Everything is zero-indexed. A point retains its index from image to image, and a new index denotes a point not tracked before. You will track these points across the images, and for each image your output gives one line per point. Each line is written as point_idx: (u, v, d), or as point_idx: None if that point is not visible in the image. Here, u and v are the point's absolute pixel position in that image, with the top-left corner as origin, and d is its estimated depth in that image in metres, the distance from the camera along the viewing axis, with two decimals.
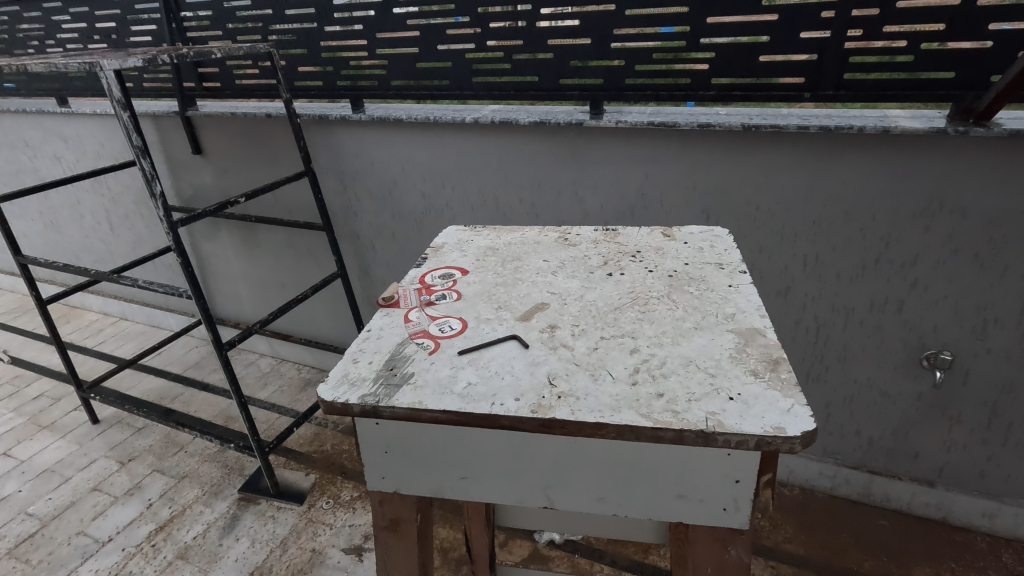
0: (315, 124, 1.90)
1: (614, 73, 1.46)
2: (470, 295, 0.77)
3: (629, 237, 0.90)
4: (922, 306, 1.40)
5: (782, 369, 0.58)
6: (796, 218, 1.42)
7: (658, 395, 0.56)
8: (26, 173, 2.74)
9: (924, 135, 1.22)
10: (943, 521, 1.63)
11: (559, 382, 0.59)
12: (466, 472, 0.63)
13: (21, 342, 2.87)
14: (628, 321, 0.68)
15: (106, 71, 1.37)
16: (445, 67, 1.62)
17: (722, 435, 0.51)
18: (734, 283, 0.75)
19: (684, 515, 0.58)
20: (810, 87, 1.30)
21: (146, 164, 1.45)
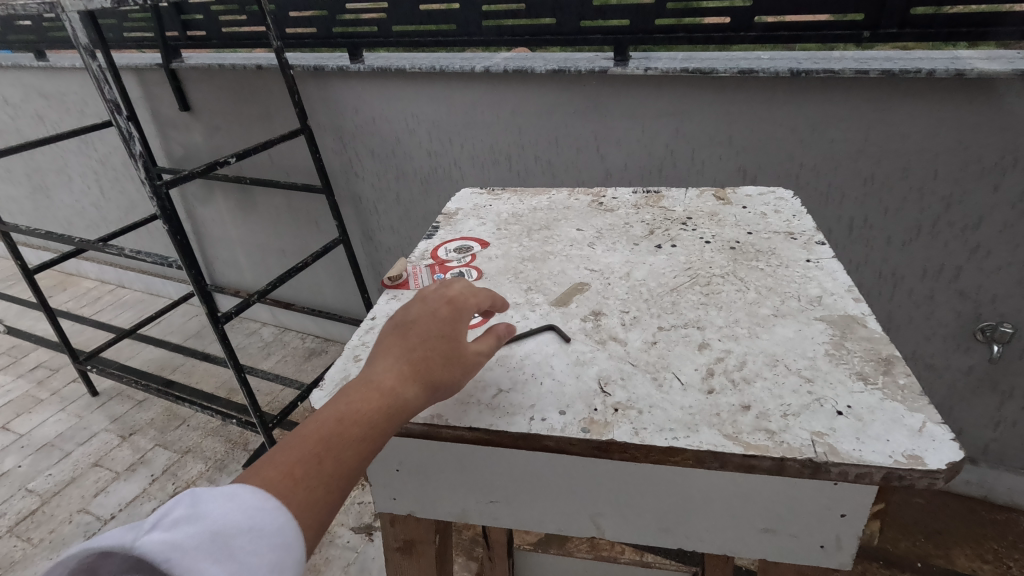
0: (310, 76, 1.74)
1: (642, 13, 1.29)
2: (492, 273, 0.66)
3: (675, 201, 0.77)
4: (983, 274, 1.26)
5: (899, 373, 0.48)
6: (845, 177, 1.27)
7: (743, 407, 0.46)
8: (8, 134, 2.59)
9: (1004, 79, 1.06)
10: (984, 499, 1.54)
11: (614, 390, 0.49)
12: (495, 496, 0.53)
13: (17, 310, 2.79)
14: (690, 306, 0.57)
15: (70, 12, 1.20)
16: (451, 10, 1.45)
17: (836, 466, 0.41)
18: (813, 257, 0.62)
19: (769, 550, 0.48)
20: (870, 25, 1.14)
21: (122, 121, 1.30)
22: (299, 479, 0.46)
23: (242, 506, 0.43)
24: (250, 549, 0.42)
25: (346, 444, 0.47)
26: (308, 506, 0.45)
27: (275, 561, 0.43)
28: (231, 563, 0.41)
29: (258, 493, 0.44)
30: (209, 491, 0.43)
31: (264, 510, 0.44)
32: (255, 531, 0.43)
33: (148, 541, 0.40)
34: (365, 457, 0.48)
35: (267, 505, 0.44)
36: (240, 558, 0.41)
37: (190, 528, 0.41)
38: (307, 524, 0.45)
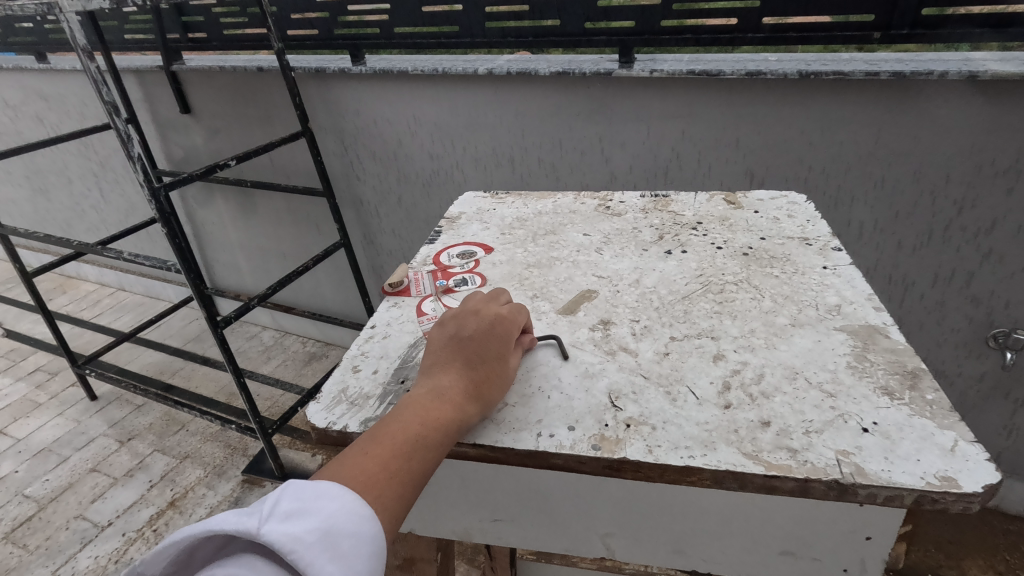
0: (312, 78, 1.72)
1: (649, 14, 1.27)
2: (497, 279, 0.64)
3: (684, 205, 0.75)
4: (996, 279, 1.24)
5: (926, 387, 0.46)
6: (855, 180, 1.25)
7: (763, 423, 0.44)
8: (8, 136, 2.58)
9: (1019, 81, 1.03)
10: (997, 509, 1.51)
11: (625, 405, 0.47)
12: (501, 515, 0.52)
13: (16, 313, 2.77)
14: (703, 314, 0.55)
15: (68, 12, 1.19)
16: (454, 11, 1.43)
17: (864, 488, 0.40)
18: (830, 264, 0.60)
19: (788, 571, 0.48)
20: (881, 25, 1.12)
21: (121, 124, 1.28)
22: (390, 486, 0.44)
23: (346, 508, 0.41)
24: (358, 550, 0.40)
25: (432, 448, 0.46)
26: (398, 513, 0.44)
27: (381, 564, 0.41)
28: (344, 562, 0.39)
29: (356, 498, 0.42)
30: (317, 487, 0.41)
31: (362, 520, 0.41)
32: (360, 532, 0.41)
33: (264, 534, 0.38)
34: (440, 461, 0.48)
35: (366, 516, 0.41)
36: (351, 559, 0.39)
37: (302, 524, 0.39)
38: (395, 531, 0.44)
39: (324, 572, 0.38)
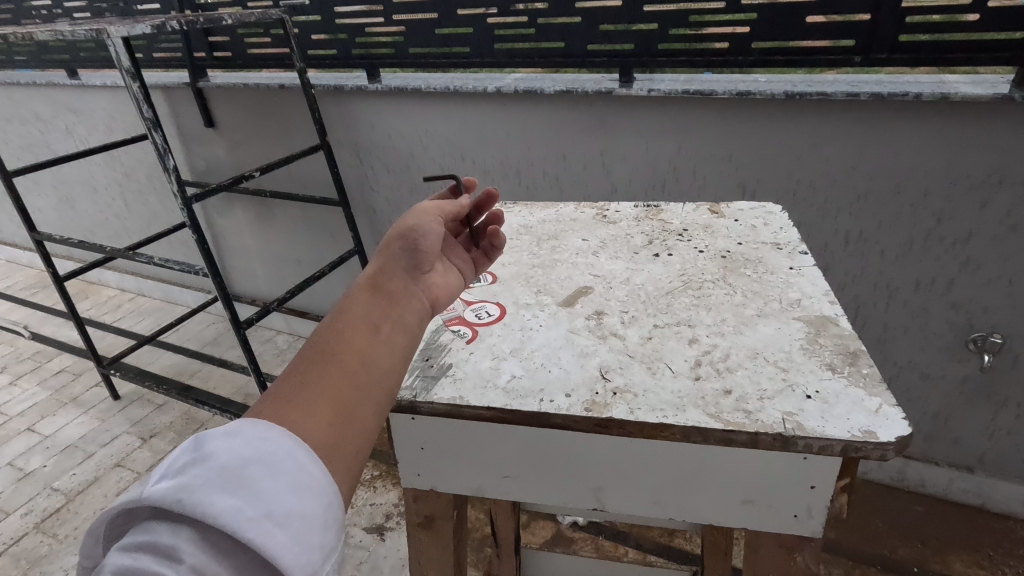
0: (330, 94, 1.83)
1: (646, 37, 1.37)
2: (506, 277, 0.73)
3: (673, 214, 0.83)
4: (974, 286, 1.32)
5: (862, 363, 0.54)
6: (839, 192, 1.34)
7: (725, 391, 0.52)
8: (38, 148, 2.71)
9: (987, 102, 1.12)
10: (984, 508, 1.57)
11: (614, 376, 0.55)
12: (510, 472, 0.58)
13: (41, 317, 2.88)
14: (683, 307, 0.64)
15: (114, 38, 1.32)
16: (465, 33, 1.54)
17: (802, 439, 0.47)
18: (796, 265, 0.69)
19: (748, 521, 0.53)
20: (861, 50, 1.21)
21: (158, 137, 1.41)
22: (308, 398, 0.49)
23: (244, 441, 0.45)
24: (262, 475, 0.44)
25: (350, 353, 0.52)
26: (327, 421, 0.48)
27: (304, 478, 0.45)
28: (250, 491, 0.43)
29: (259, 427, 0.46)
30: (215, 434, 0.46)
31: (269, 437, 0.46)
32: (270, 452, 0.45)
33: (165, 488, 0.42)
34: (377, 367, 0.53)
35: (277, 428, 0.47)
36: (258, 487, 0.43)
37: (196, 472, 0.43)
38: (331, 438, 0.48)
39: (225, 503, 0.41)
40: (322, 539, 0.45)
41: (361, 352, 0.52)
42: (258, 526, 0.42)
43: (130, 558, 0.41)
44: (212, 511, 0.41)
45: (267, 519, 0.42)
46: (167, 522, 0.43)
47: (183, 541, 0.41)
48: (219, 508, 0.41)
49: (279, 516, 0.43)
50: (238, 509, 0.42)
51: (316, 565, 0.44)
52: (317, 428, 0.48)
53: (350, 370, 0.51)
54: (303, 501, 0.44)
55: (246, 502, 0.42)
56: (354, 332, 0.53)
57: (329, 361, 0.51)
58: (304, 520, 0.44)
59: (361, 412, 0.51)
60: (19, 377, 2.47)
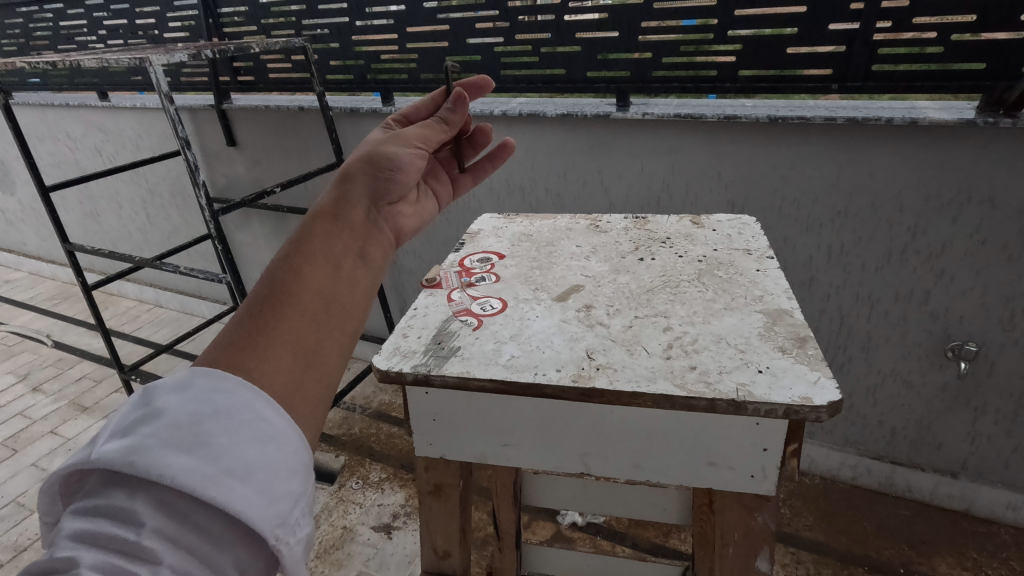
0: (347, 116, 1.96)
1: (641, 65, 1.49)
2: (508, 277, 0.82)
3: (658, 225, 0.93)
4: (949, 296, 1.40)
5: (809, 346, 0.62)
6: (821, 208, 1.43)
7: (691, 367, 0.61)
8: (67, 165, 2.85)
9: (952, 126, 1.22)
10: (967, 513, 1.64)
11: (598, 356, 0.64)
12: (509, 440, 0.68)
13: (63, 326, 3.00)
14: (661, 301, 0.73)
15: (155, 65, 1.46)
16: (474, 61, 1.66)
17: (752, 403, 0.56)
18: (762, 267, 0.78)
19: (714, 481, 0.63)
20: (838, 78, 1.32)
21: (191, 155, 1.55)
22: (266, 344, 0.49)
23: (198, 398, 0.45)
24: (220, 430, 0.44)
25: (308, 292, 0.52)
26: (286, 365, 0.49)
27: (263, 429, 0.46)
28: (205, 448, 0.43)
29: (214, 381, 0.46)
30: (166, 394, 0.45)
31: (226, 389, 0.46)
32: (227, 407, 0.45)
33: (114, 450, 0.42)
34: (337, 305, 0.53)
35: (234, 378, 0.47)
36: (214, 442, 0.43)
37: (150, 431, 0.43)
38: (291, 382, 0.49)
39: (180, 462, 0.41)
40: (288, 487, 0.46)
41: (320, 291, 0.53)
42: (218, 483, 0.42)
43: (89, 522, 0.41)
44: (168, 471, 0.41)
45: (226, 475, 0.43)
46: (124, 483, 0.42)
47: (141, 502, 0.41)
48: (173, 467, 0.41)
49: (239, 469, 0.43)
50: (193, 467, 0.41)
51: (284, 513, 0.45)
52: (275, 374, 0.49)
53: (309, 311, 0.52)
54: (264, 453, 0.45)
55: (202, 459, 0.42)
56: (313, 270, 0.53)
57: (286, 303, 0.51)
58: (266, 473, 0.45)
59: (323, 353, 0.52)
60: (41, 383, 2.57)
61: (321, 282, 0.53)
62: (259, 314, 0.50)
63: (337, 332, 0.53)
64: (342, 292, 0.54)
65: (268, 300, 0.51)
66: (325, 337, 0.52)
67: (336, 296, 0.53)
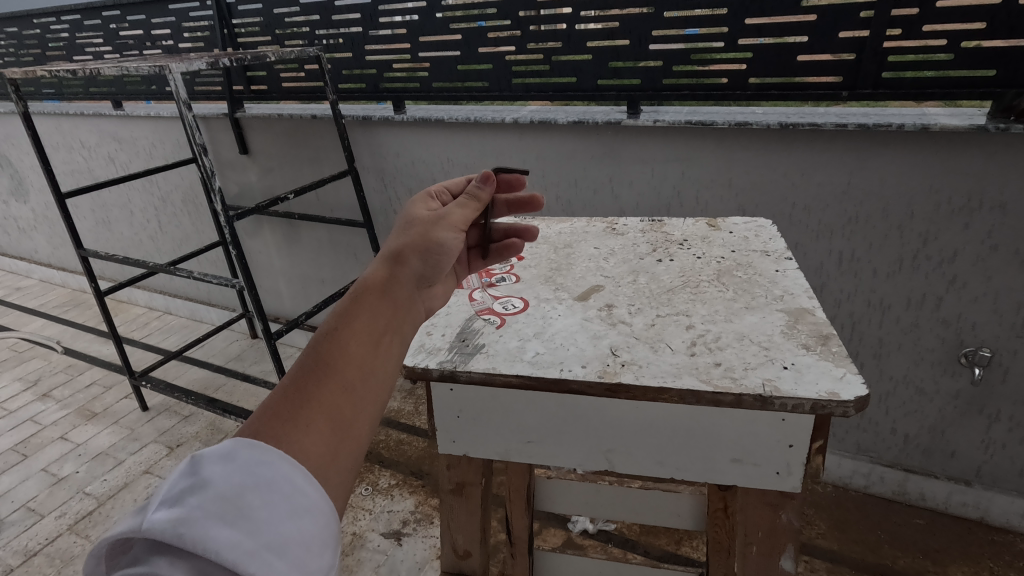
0: (359, 124, 1.98)
1: (651, 74, 1.50)
2: (528, 277, 0.84)
3: (674, 228, 0.94)
4: (961, 302, 1.40)
5: (833, 343, 0.63)
6: (832, 215, 1.44)
7: (716, 363, 0.62)
8: (80, 173, 2.88)
9: (963, 132, 1.23)
10: (982, 521, 1.63)
11: (622, 352, 0.65)
12: (533, 436, 0.69)
13: (73, 333, 3.01)
14: (682, 301, 0.74)
15: (174, 73, 1.48)
16: (485, 69, 1.68)
17: (779, 399, 0.57)
18: (780, 268, 0.79)
19: (739, 478, 0.63)
20: (848, 86, 1.33)
21: (207, 161, 1.57)
22: (303, 413, 0.47)
23: (237, 468, 0.43)
24: (260, 502, 0.43)
25: (347, 364, 0.50)
26: (322, 436, 0.47)
27: (300, 503, 0.44)
28: (246, 521, 0.42)
29: (254, 449, 0.44)
30: (209, 454, 0.44)
31: (268, 460, 0.44)
32: (266, 480, 0.43)
33: (155, 519, 0.40)
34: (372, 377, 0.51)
35: (275, 450, 0.45)
36: (255, 516, 0.42)
37: (193, 501, 0.41)
38: (327, 454, 0.47)
39: (222, 536, 0.40)
40: (322, 561, 0.45)
41: (358, 363, 0.51)
42: (258, 559, 0.41)
43: None
44: (212, 545, 0.39)
45: (266, 549, 0.41)
46: (164, 551, 0.40)
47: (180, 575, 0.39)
48: (216, 541, 0.40)
49: (275, 545, 0.42)
50: (235, 542, 0.40)
51: None
52: (311, 444, 0.46)
53: (346, 382, 0.49)
54: (302, 527, 0.44)
55: (243, 534, 0.41)
56: (352, 343, 0.51)
57: (326, 373, 0.49)
58: (303, 547, 0.43)
59: (359, 425, 0.49)
60: (51, 389, 2.58)
61: (359, 354, 0.51)
62: (298, 383, 0.48)
63: (371, 403, 0.51)
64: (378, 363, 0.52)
65: (307, 368, 0.49)
66: (361, 410, 0.50)
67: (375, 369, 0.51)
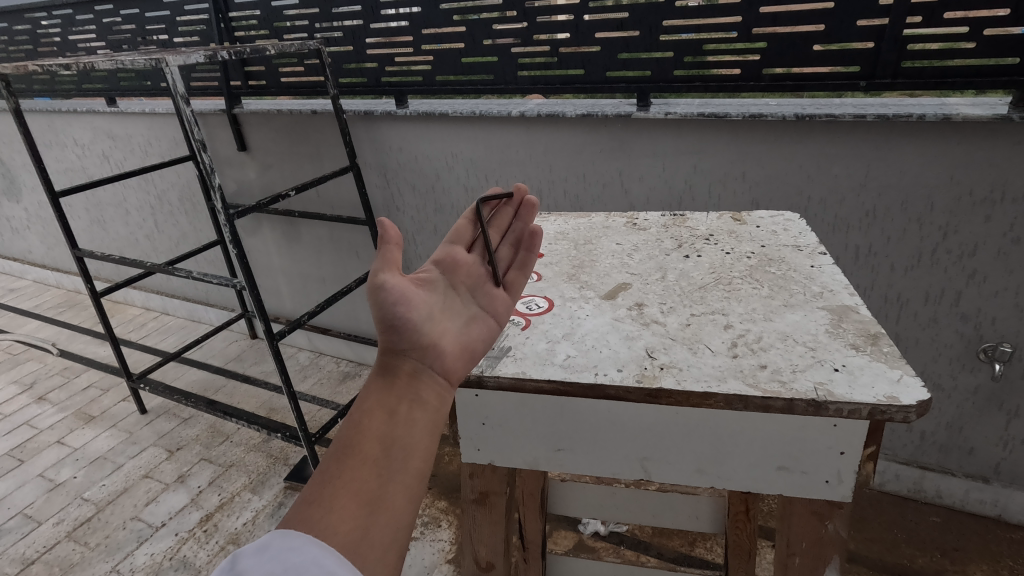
0: (360, 120, 1.94)
1: (662, 65, 1.47)
2: (550, 276, 0.84)
3: (698, 222, 0.96)
4: (981, 296, 1.37)
5: (883, 343, 0.63)
6: (850, 209, 1.40)
7: (761, 365, 0.62)
8: (74, 172, 2.83)
9: (986, 122, 1.20)
10: (999, 518, 1.61)
11: (659, 355, 0.65)
12: (564, 444, 0.69)
13: (68, 335, 2.96)
14: (716, 299, 0.75)
15: (171, 66, 1.44)
16: (490, 62, 1.64)
17: (834, 404, 0.56)
18: (816, 264, 0.81)
19: (785, 486, 0.63)
20: (866, 75, 1.30)
21: (206, 158, 1.53)
22: (328, 494, 0.46)
23: (272, 556, 0.43)
24: None
25: (367, 439, 0.49)
26: (351, 513, 0.45)
27: None
28: None
29: (284, 539, 0.44)
30: (247, 549, 0.44)
31: (296, 546, 0.43)
32: (296, 564, 0.42)
33: None
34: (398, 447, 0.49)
35: (304, 535, 0.44)
36: None
37: None
38: (358, 529, 0.45)
39: None
40: None
41: (378, 437, 0.49)
42: None
43: None
44: None
45: None
46: None
47: None
48: None
49: None
50: None
51: None
52: (339, 523, 0.45)
53: (369, 457, 0.48)
54: None
55: None
56: (368, 419, 0.50)
57: (346, 454, 0.48)
58: None
59: (391, 499, 0.47)
60: (47, 393, 2.53)
61: (378, 427, 0.50)
62: (321, 469, 0.48)
63: (402, 476, 0.48)
64: (401, 433, 0.50)
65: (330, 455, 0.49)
66: (389, 481, 0.47)
67: (396, 439, 0.49)
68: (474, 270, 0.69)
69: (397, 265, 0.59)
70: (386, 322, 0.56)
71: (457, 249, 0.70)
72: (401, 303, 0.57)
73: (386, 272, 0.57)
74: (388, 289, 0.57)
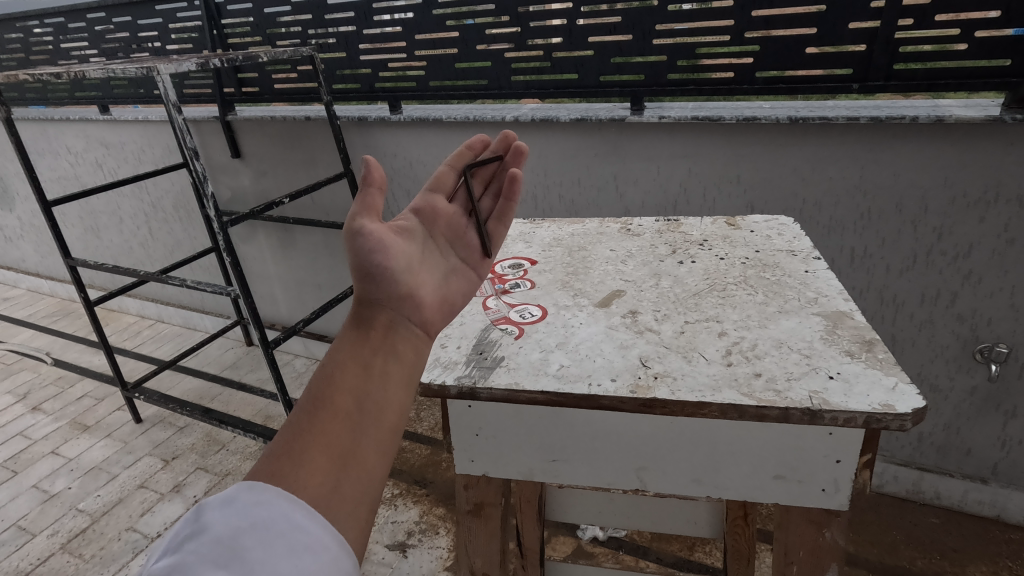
0: (354, 125, 1.93)
1: (656, 69, 1.47)
2: (543, 283, 0.84)
3: (692, 227, 0.96)
4: (977, 297, 1.37)
5: (878, 350, 0.63)
6: (844, 211, 1.40)
7: (756, 374, 0.62)
8: (67, 180, 2.82)
9: (978, 124, 1.20)
10: (998, 519, 1.61)
11: (653, 364, 0.65)
12: (559, 455, 0.68)
13: (62, 343, 2.94)
14: (711, 306, 0.74)
15: (163, 74, 1.43)
16: (483, 67, 1.64)
17: (830, 412, 0.56)
18: (810, 269, 0.81)
19: (782, 496, 0.63)
20: (858, 78, 1.30)
21: (199, 165, 1.52)
22: (298, 451, 0.44)
23: (238, 509, 0.42)
24: (256, 542, 0.41)
25: (339, 395, 0.47)
26: (321, 471, 0.44)
27: (302, 536, 0.41)
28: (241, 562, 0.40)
29: (252, 492, 0.43)
30: (211, 501, 0.43)
31: (264, 501, 0.42)
32: (264, 519, 0.41)
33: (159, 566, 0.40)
34: (372, 402, 0.47)
35: (273, 489, 0.43)
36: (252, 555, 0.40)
37: (196, 547, 0.40)
38: (327, 488, 0.43)
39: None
40: None
41: (351, 392, 0.47)
42: None
43: None
44: None
45: None
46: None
47: None
48: None
49: None
50: None
51: None
52: (309, 480, 0.43)
53: (341, 413, 0.46)
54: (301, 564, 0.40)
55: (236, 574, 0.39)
56: (342, 373, 0.48)
57: (316, 410, 0.46)
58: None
59: (362, 456, 0.45)
60: (41, 403, 2.51)
61: (351, 381, 0.48)
62: (291, 422, 0.46)
63: (375, 432, 0.47)
64: (376, 388, 0.48)
65: (301, 408, 0.47)
66: (361, 439, 0.46)
67: (369, 393, 0.47)
68: (455, 219, 0.69)
69: (377, 210, 0.57)
70: (362, 270, 0.55)
71: (437, 198, 0.69)
72: (379, 250, 0.55)
73: (365, 218, 0.56)
74: (365, 236, 0.55)
